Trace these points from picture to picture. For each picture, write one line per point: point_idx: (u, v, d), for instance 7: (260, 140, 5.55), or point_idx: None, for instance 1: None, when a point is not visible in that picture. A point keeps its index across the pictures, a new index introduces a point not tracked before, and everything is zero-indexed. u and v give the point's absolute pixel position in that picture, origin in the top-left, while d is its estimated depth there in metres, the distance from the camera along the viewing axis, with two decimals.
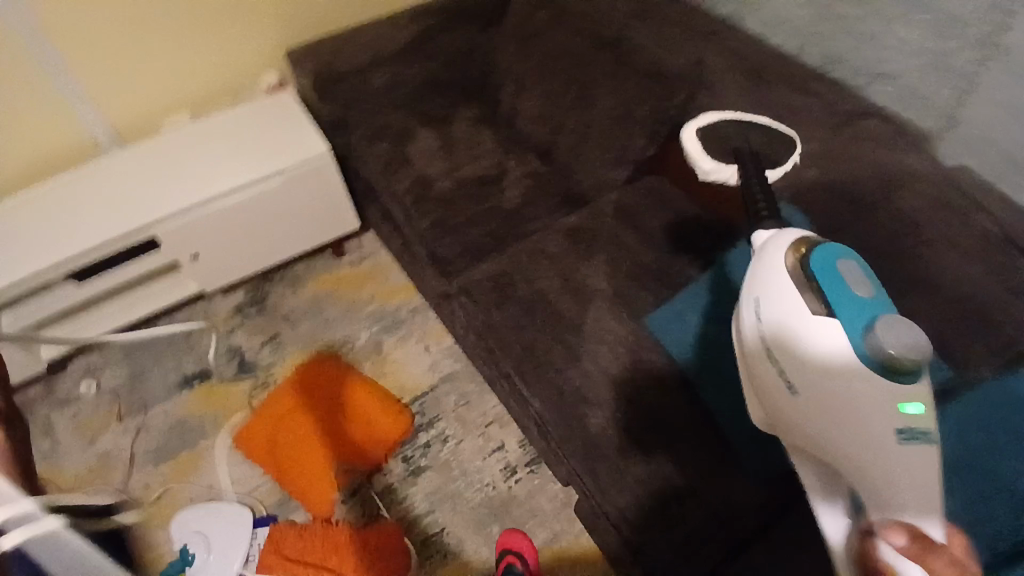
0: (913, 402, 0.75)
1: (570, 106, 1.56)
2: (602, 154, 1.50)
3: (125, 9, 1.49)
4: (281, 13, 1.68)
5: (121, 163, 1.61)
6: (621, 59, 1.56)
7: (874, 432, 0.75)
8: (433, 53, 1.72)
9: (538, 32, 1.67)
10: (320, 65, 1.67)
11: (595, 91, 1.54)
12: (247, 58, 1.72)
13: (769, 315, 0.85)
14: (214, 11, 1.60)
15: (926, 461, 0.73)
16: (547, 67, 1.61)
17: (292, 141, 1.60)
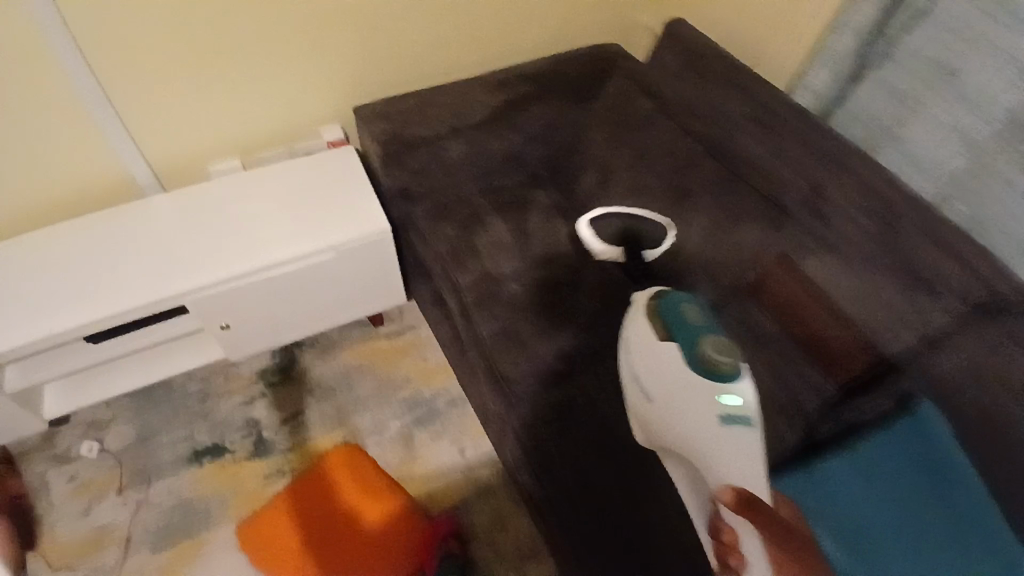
0: (733, 391, 0.96)
1: (660, 213, 1.40)
2: (689, 274, 1.36)
3: (181, 47, 1.32)
4: (352, 63, 1.51)
5: (157, 214, 1.44)
6: (731, 170, 1.35)
7: (706, 424, 0.96)
8: (512, 127, 1.53)
9: (628, 118, 1.48)
10: (391, 127, 1.47)
11: (693, 204, 1.37)
12: (309, 102, 1.53)
13: (638, 348, 1.13)
14: (277, 52, 1.41)
15: (740, 441, 0.95)
16: (635, 164, 1.44)
17: (350, 212, 1.44)
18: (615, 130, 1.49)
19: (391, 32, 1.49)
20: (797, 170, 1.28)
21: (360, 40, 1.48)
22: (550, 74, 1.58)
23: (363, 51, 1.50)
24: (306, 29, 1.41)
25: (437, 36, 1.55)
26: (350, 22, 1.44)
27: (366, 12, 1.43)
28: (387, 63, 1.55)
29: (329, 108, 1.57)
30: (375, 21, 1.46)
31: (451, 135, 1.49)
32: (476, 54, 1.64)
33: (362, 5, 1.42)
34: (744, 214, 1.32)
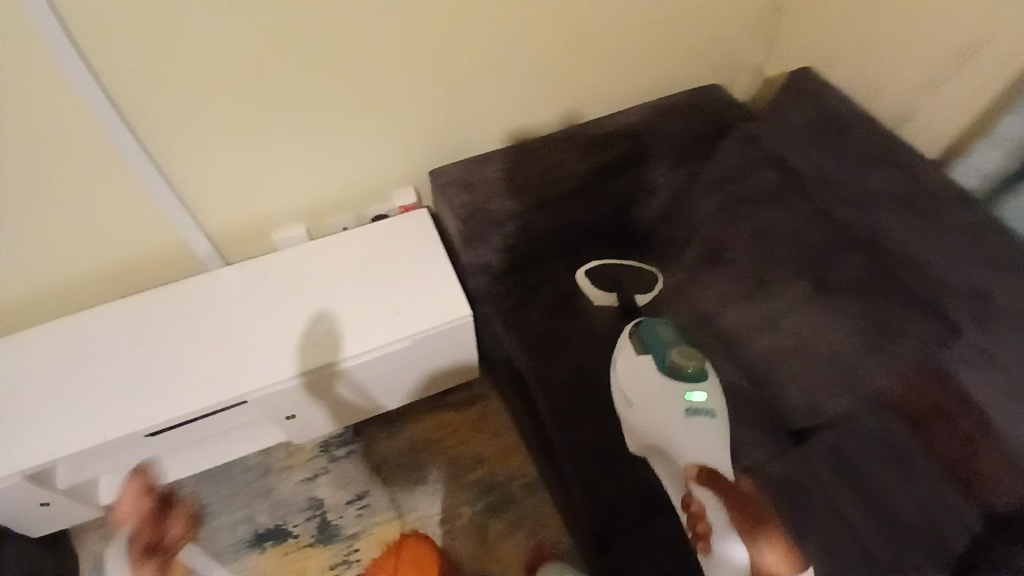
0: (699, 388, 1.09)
1: (787, 306, 1.23)
2: (824, 383, 1.18)
3: (242, 117, 1.17)
4: (429, 121, 1.33)
5: (218, 295, 1.33)
6: (877, 265, 1.16)
7: (673, 415, 1.07)
8: (607, 192, 1.36)
9: (745, 189, 1.29)
10: (472, 199, 1.30)
11: (835, 300, 1.19)
12: (381, 163, 1.37)
13: (623, 363, 1.18)
14: (343, 112, 1.24)
15: (706, 428, 1.06)
16: (755, 244, 1.28)
17: (431, 294, 1.31)
18: (729, 203, 1.30)
19: (473, 87, 1.31)
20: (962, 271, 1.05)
21: (440, 96, 1.29)
22: (651, 132, 1.38)
23: (442, 109, 1.32)
24: (380, 90, 1.23)
25: (523, 87, 1.36)
26: (428, 79, 1.25)
27: (447, 67, 1.25)
28: (467, 119, 1.37)
29: (404, 170, 1.41)
30: (456, 76, 1.28)
31: (543, 205, 1.32)
32: (565, 103, 1.44)
33: (442, 60, 1.23)
34: (895, 321, 1.13)
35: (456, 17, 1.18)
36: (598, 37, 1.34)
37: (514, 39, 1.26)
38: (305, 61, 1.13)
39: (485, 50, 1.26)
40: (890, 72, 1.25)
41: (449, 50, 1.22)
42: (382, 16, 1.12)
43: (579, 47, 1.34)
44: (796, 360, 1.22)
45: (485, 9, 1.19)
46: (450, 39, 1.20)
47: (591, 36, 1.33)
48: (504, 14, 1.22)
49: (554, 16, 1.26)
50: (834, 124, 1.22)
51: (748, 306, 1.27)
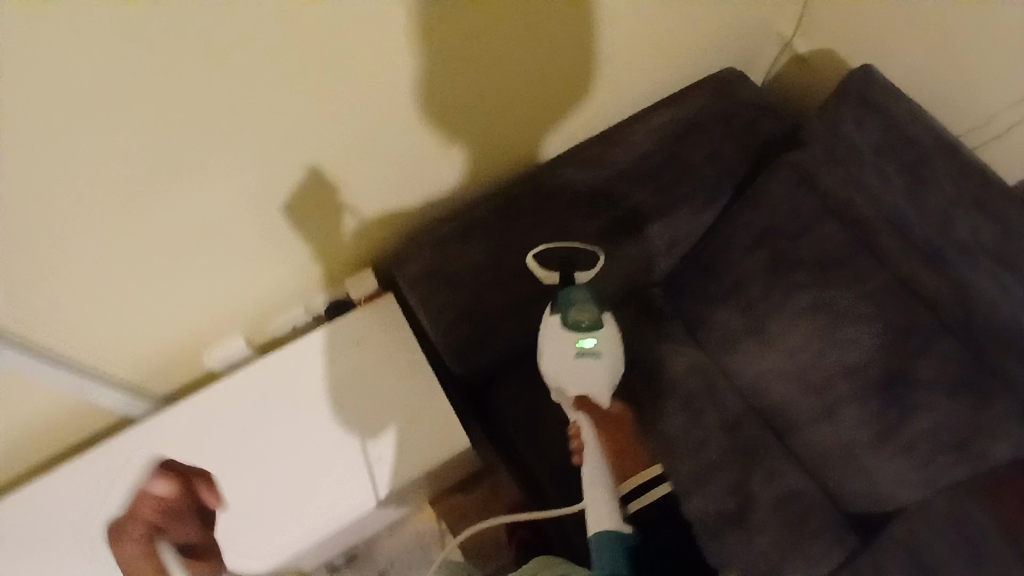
0: (591, 335, 0.95)
1: (860, 388, 0.96)
2: (911, 480, 0.94)
3: (152, 246, 0.85)
4: (387, 189, 1.02)
5: (166, 447, 1.03)
6: (979, 357, 0.87)
7: (562, 361, 0.95)
8: (621, 257, 1.05)
9: (801, 247, 0.98)
10: (457, 300, 1.04)
11: (917, 396, 0.92)
12: (325, 247, 1.04)
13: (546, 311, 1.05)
14: (251, 199, 0.87)
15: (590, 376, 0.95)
16: (812, 321, 0.98)
17: (434, 416, 1.06)
18: (779, 261, 1.01)
19: (441, 142, 0.99)
20: None
21: (399, 160, 0.97)
22: (672, 166, 1.05)
23: (403, 172, 1.00)
24: (325, 172, 0.91)
25: (505, 125, 1.04)
26: (382, 146, 0.93)
27: (407, 126, 0.92)
28: (436, 176, 1.05)
29: (361, 249, 1.10)
30: (420, 134, 0.95)
31: (539, 287, 1.05)
32: (555, 131, 1.12)
33: (399, 121, 0.91)
34: (997, 426, 0.88)
35: (409, 71, 0.84)
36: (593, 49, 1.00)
37: (490, 77, 0.93)
38: (228, 168, 0.81)
39: (453, 96, 0.92)
40: (975, 75, 0.94)
41: (404, 109, 0.89)
42: (319, 89, 0.79)
43: (569, 63, 1.00)
44: (871, 451, 0.96)
45: (445, 51, 0.85)
46: (404, 96, 0.87)
47: (586, 48, 0.99)
48: (473, 52, 0.87)
49: (529, 37, 0.90)
50: (912, 155, 0.93)
51: (808, 394, 1.00)
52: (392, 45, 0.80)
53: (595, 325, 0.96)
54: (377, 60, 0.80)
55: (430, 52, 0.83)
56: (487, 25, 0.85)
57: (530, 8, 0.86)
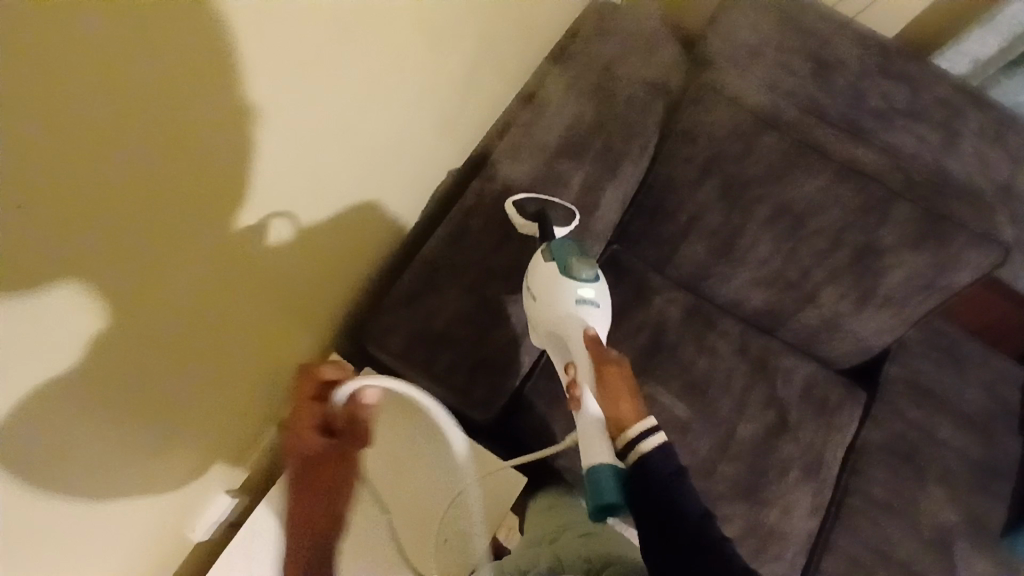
0: (590, 285, 0.82)
1: (838, 269, 1.01)
2: (889, 328, 1.05)
3: (32, 547, 0.56)
4: (339, 264, 0.86)
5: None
6: None
7: (561, 308, 0.81)
8: (594, 240, 1.01)
9: (747, 166, 0.98)
10: (449, 346, 0.91)
11: (884, 259, 0.98)
12: (292, 346, 0.86)
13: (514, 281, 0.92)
14: (230, 314, 0.67)
15: (591, 322, 0.81)
16: (776, 227, 1.01)
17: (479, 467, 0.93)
18: (731, 184, 1.00)
19: (214, 262, 0.60)
20: (969, 167, 0.98)
21: (179, 323, 0.59)
22: (601, 126, 1.02)
23: (195, 334, 0.62)
24: (99, 408, 0.55)
25: (289, 179, 0.64)
26: (143, 335, 0.55)
27: (154, 291, 0.53)
28: (248, 291, 0.68)
29: (212, 417, 0.76)
30: (182, 272, 0.56)
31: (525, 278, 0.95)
32: (364, 135, 0.73)
33: (142, 293, 0.52)
34: (959, 255, 0.96)
35: (112, 219, 0.45)
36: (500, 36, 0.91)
37: (210, 146, 0.51)
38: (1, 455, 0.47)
39: (179, 209, 0.51)
40: None
41: (137, 277, 0.50)
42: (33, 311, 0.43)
43: (483, 64, 0.90)
44: (855, 315, 1.05)
45: (122, 168, 0.44)
46: (128, 262, 0.49)
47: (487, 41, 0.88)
48: (163, 134, 0.46)
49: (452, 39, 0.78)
50: (816, 47, 1.00)
51: (788, 290, 1.06)
52: (60, 223, 0.41)
53: (594, 278, 0.83)
54: (48, 270, 0.42)
55: (102, 188, 0.43)
56: (133, 85, 0.42)
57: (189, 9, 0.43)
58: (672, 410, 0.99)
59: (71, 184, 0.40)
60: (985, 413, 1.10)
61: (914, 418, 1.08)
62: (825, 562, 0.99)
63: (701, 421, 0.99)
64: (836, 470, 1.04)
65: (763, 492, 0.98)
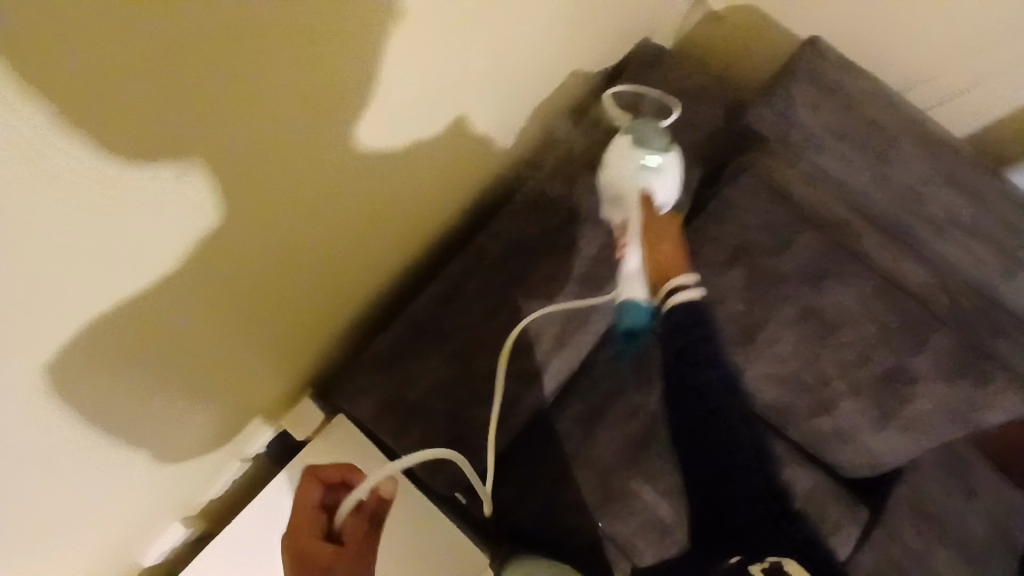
0: (659, 154, 0.84)
1: (864, 384, 0.92)
2: (907, 448, 0.96)
3: None
4: (355, 290, 0.84)
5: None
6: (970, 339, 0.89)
7: (626, 167, 0.83)
8: (597, 317, 0.93)
9: None
10: (428, 418, 0.85)
11: (913, 384, 0.90)
12: (296, 360, 0.84)
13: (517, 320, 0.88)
14: (242, 322, 0.65)
15: (655, 186, 0.83)
16: (803, 328, 0.92)
17: (439, 548, 0.88)
18: (761, 276, 0.91)
19: (294, 181, 0.55)
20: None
21: (251, 232, 0.55)
22: None
23: (263, 245, 0.58)
24: (154, 316, 0.50)
25: (385, 104, 0.58)
26: (213, 239, 0.50)
27: (231, 191, 0.48)
28: (317, 224, 0.64)
29: (255, 347, 0.71)
30: (265, 178, 0.51)
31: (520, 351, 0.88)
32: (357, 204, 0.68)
33: (223, 188, 0.47)
34: (988, 396, 0.88)
35: (216, 94, 0.40)
36: (525, 85, 0.82)
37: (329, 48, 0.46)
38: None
39: (219, 214, 0.48)
40: (898, 43, 0.90)
41: (223, 165, 0.45)
42: (150, 191, 0.40)
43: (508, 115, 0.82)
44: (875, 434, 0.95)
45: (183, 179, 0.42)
46: (216, 150, 0.44)
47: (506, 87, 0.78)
48: (285, 19, 0.41)
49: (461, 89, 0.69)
50: (881, 136, 0.88)
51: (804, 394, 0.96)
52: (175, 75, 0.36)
53: (665, 151, 0.85)
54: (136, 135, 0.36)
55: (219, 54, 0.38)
56: (232, 86, 0.41)
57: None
58: (653, 510, 0.93)
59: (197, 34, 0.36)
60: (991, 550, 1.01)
61: (913, 545, 1.00)
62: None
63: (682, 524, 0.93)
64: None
65: None
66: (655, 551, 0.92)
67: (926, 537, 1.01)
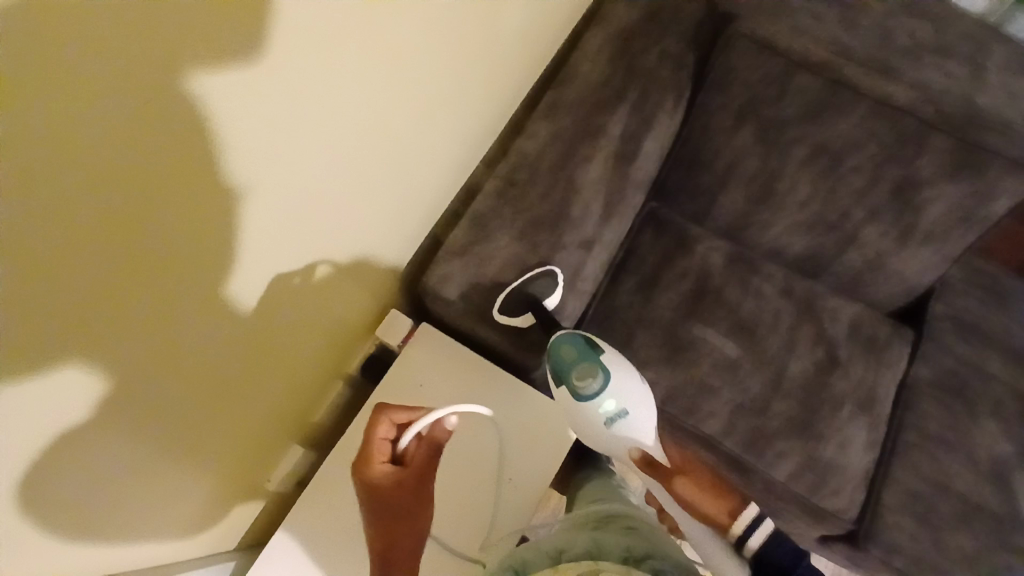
0: (608, 397, 0.75)
1: (879, 206, 1.03)
2: (929, 260, 1.08)
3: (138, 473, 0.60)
4: (345, 272, 0.82)
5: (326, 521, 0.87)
6: (963, 135, 0.94)
7: (594, 436, 0.77)
8: (633, 190, 1.03)
9: (783, 108, 0.99)
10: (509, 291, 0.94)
11: (923, 192, 1.00)
12: (315, 349, 0.85)
13: (572, 202, 0.97)
14: (236, 342, 0.67)
15: (632, 438, 0.76)
16: (813, 167, 1.03)
17: (544, 418, 0.94)
18: (768, 127, 1.02)
19: (194, 317, 0.57)
20: (1002, 95, 0.99)
21: (159, 369, 0.56)
22: (637, 75, 1.03)
23: (200, 315, 0.58)
24: (93, 432, 0.52)
25: (314, 103, 0.60)
26: (117, 379, 0.51)
27: (131, 328, 0.50)
28: (234, 346, 0.66)
29: (254, 384, 0.74)
30: (161, 318, 0.53)
31: (577, 222, 0.97)
32: (352, 141, 0.69)
33: (117, 322, 0.48)
34: (994, 185, 0.97)
35: (123, 137, 0.41)
36: (456, 100, 0.89)
37: (222, 197, 0.53)
38: (50, 489, 0.50)
39: (176, 243, 0.51)
40: None
41: (120, 300, 0.47)
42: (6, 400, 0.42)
43: (523, 21, 0.94)
44: (895, 255, 1.07)
45: (123, 216, 0.44)
46: (111, 288, 0.46)
47: (427, 111, 0.82)
48: None
49: None
50: None
51: (828, 232, 1.08)
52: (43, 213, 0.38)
53: (606, 385, 0.75)
54: (29, 275, 0.39)
55: (110, 211, 0.43)
56: (100, 130, 0.39)
57: (256, 40, 0.49)
58: (721, 350, 1.02)
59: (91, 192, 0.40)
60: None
61: (963, 355, 1.10)
62: (885, 497, 1.01)
63: (749, 358, 1.02)
64: (889, 407, 1.06)
65: (816, 423, 1.01)
66: (731, 386, 1.01)
67: (969, 342, 1.11)
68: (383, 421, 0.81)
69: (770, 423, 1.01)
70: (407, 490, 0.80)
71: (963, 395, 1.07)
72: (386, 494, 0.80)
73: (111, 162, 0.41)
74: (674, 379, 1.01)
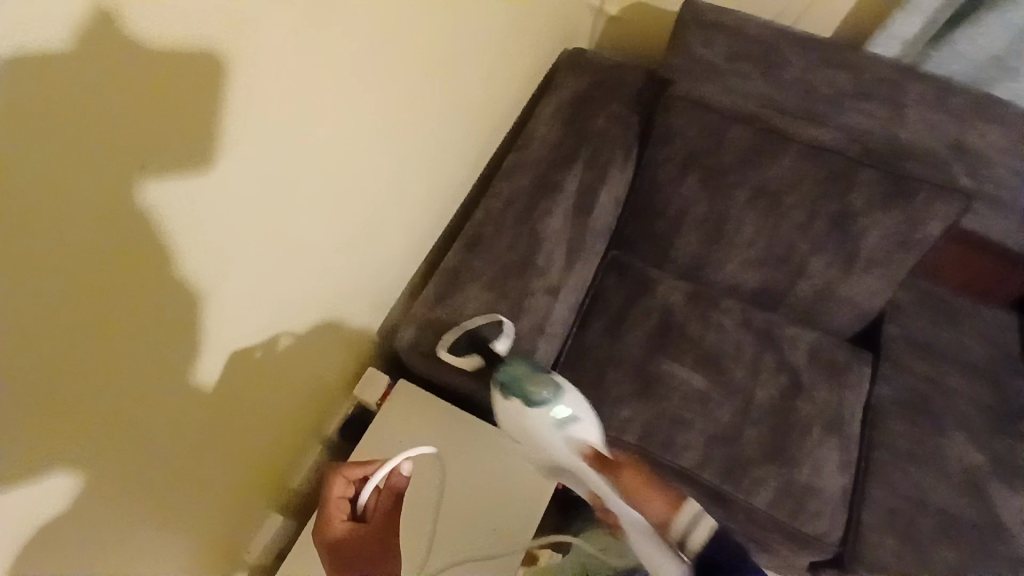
0: (559, 403, 0.78)
1: (821, 238, 1.10)
2: (876, 286, 1.14)
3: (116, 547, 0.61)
4: (314, 336, 0.86)
5: None
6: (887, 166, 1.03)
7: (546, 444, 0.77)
8: (594, 240, 1.10)
9: (722, 156, 1.08)
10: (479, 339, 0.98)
11: (860, 221, 1.07)
12: (287, 412, 0.87)
13: (535, 254, 1.04)
14: (208, 409, 0.68)
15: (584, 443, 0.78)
16: (757, 207, 1.10)
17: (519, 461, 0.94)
18: (711, 174, 1.09)
19: (162, 386, 0.59)
20: (917, 130, 1.09)
21: (131, 441, 0.57)
22: (587, 138, 1.14)
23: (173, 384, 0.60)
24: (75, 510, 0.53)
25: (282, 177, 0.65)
26: (94, 452, 0.53)
27: (91, 405, 0.51)
28: (207, 411, 0.68)
29: (226, 451, 0.75)
30: (134, 390, 0.55)
31: (541, 272, 1.03)
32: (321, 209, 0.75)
33: (92, 394, 0.50)
34: (926, 210, 1.03)
35: (96, 220, 0.45)
36: (420, 168, 0.96)
37: (174, 275, 0.54)
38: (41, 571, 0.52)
39: (148, 318, 0.54)
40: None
41: (96, 373, 0.50)
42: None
43: (478, 96, 1.04)
44: (844, 282, 1.14)
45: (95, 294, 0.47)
46: (67, 365, 0.47)
47: (392, 180, 0.89)
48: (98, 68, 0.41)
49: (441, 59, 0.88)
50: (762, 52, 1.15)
51: (778, 266, 1.15)
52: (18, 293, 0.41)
53: (558, 393, 0.79)
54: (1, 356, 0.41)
55: (70, 296, 0.45)
56: (70, 213, 0.43)
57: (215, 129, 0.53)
58: (689, 383, 1.07)
59: (43, 283, 0.42)
60: (983, 357, 1.16)
61: (921, 372, 1.14)
62: (864, 517, 1.03)
63: (715, 389, 1.07)
64: (858, 429, 1.09)
65: (788, 447, 1.04)
66: (701, 417, 1.05)
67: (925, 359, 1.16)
68: (339, 479, 0.80)
69: (744, 450, 1.04)
70: (372, 543, 0.78)
71: (927, 409, 1.11)
72: (348, 546, 0.76)
73: (68, 250, 0.44)
74: (647, 415, 1.05)
